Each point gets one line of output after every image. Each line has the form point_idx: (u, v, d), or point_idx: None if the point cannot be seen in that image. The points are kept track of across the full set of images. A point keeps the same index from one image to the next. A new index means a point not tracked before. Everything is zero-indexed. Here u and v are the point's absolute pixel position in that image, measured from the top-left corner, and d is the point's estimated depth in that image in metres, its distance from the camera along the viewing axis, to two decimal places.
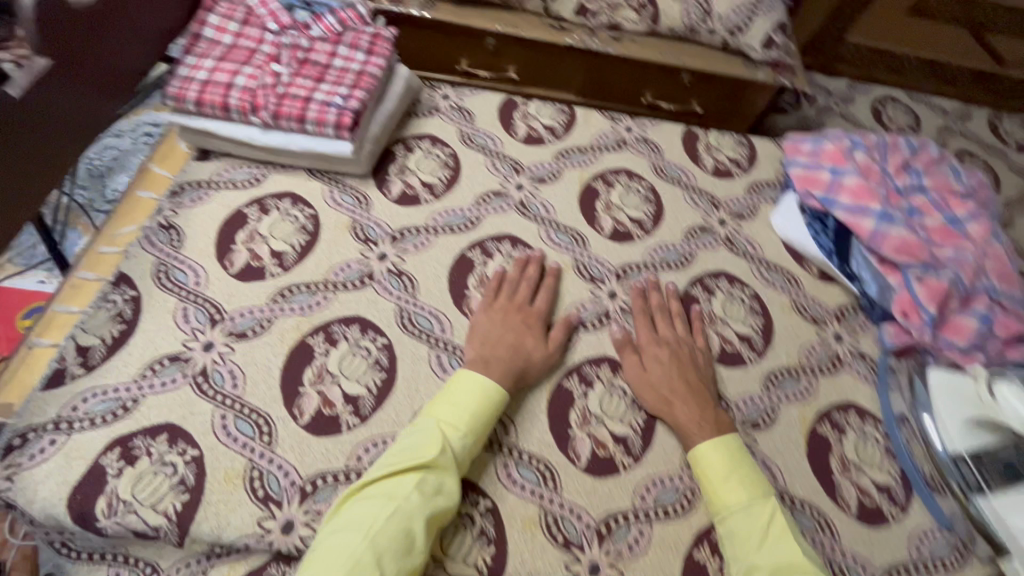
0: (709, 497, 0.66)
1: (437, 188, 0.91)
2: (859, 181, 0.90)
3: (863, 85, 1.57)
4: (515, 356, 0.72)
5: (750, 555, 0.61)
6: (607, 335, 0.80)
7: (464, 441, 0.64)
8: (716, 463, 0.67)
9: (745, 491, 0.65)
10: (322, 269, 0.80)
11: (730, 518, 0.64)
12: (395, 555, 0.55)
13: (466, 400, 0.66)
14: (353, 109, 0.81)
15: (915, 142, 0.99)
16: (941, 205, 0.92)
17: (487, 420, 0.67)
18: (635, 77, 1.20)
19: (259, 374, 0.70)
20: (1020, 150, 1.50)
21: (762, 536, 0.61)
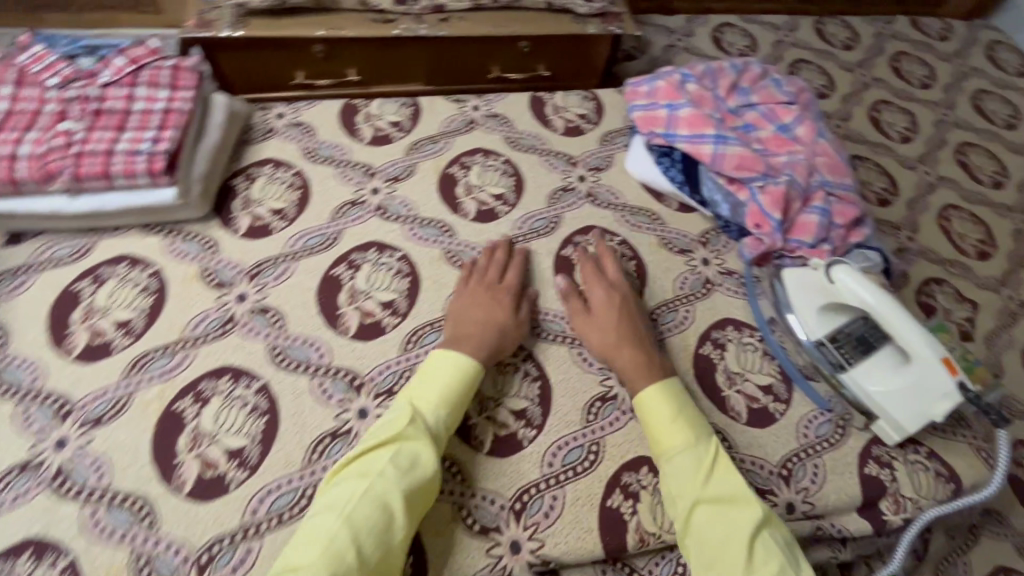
0: (652, 441, 0.68)
1: (288, 213, 0.87)
2: (693, 111, 0.94)
3: (700, 16, 1.65)
4: (483, 327, 0.74)
5: (697, 492, 0.63)
6: (530, 303, 0.81)
7: (439, 416, 0.66)
8: (660, 405, 0.69)
9: (690, 433, 0.67)
10: (177, 327, 0.75)
11: (675, 458, 0.66)
12: (372, 533, 0.58)
13: (445, 379, 0.69)
14: (164, 151, 0.76)
15: (739, 62, 1.04)
16: (771, 117, 0.97)
17: (465, 396, 0.69)
18: (476, 54, 1.19)
19: (128, 456, 0.65)
20: (845, 48, 1.63)
21: (708, 469, 0.65)
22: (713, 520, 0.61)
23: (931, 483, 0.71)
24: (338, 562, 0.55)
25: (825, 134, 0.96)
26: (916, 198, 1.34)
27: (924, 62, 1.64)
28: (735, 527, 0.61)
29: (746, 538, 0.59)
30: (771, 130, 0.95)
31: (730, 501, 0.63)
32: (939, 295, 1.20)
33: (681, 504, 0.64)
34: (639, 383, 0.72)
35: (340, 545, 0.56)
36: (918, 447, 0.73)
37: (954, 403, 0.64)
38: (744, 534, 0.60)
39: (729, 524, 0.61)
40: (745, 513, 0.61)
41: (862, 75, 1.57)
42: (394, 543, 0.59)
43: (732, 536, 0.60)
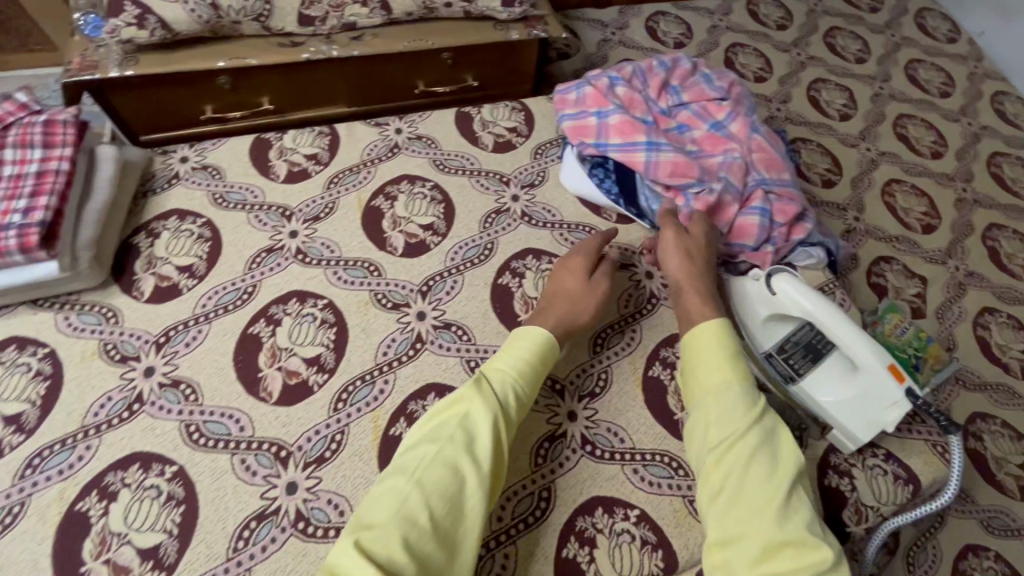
0: (698, 377, 0.66)
1: (198, 269, 0.80)
2: (622, 117, 0.89)
3: (632, 7, 1.60)
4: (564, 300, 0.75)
5: (740, 430, 0.61)
6: (426, 357, 0.75)
7: (514, 388, 0.66)
8: (713, 341, 0.67)
9: (738, 376, 0.64)
10: (76, 415, 0.67)
11: (719, 397, 0.63)
12: (444, 496, 0.58)
13: (521, 352, 0.69)
14: (39, 223, 0.67)
15: (669, 58, 1.00)
16: (704, 115, 0.94)
17: (539, 374, 0.69)
18: (397, 71, 1.12)
19: (26, 572, 0.58)
20: (779, 28, 1.61)
21: (760, 411, 0.62)
22: (752, 460, 0.59)
23: (891, 487, 0.69)
24: (411, 524, 0.55)
25: (760, 128, 0.93)
26: (859, 176, 1.34)
27: (856, 36, 1.64)
28: (778, 470, 0.59)
29: (786, 480, 0.58)
30: (704, 129, 0.92)
31: (775, 446, 0.61)
32: (888, 273, 1.20)
33: (715, 442, 0.61)
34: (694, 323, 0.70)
35: (411, 507, 0.57)
36: (876, 450, 0.71)
37: (905, 410, 0.63)
38: (782, 476, 0.58)
39: (767, 472, 0.58)
40: (790, 459, 0.59)
41: (798, 54, 1.56)
42: (467, 509, 0.59)
43: (770, 483, 0.58)
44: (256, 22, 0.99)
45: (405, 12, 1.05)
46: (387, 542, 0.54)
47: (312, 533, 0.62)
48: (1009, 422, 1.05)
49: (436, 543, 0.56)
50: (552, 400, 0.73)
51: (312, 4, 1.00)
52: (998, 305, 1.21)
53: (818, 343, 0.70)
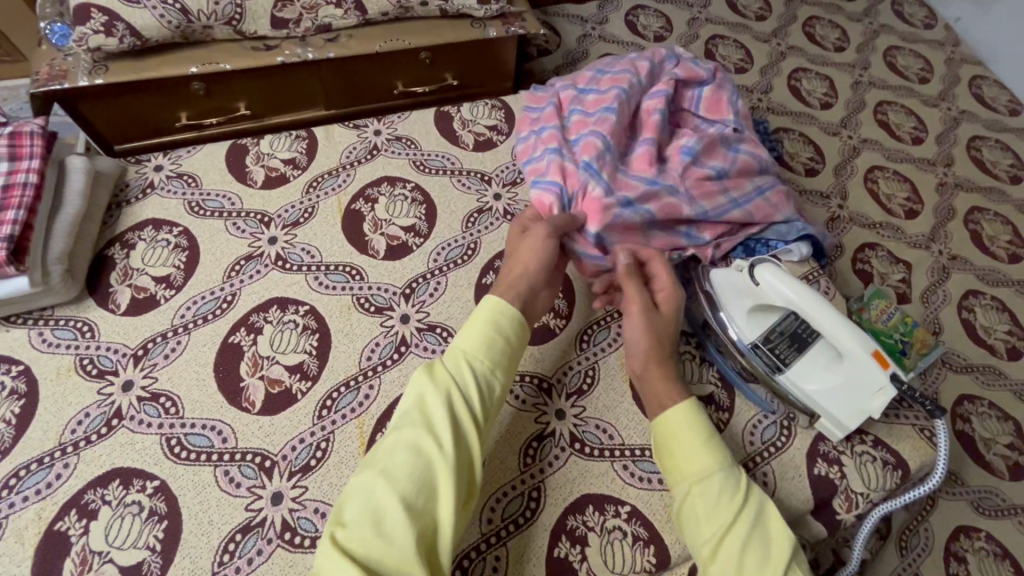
0: (674, 466, 0.63)
1: (176, 279, 0.78)
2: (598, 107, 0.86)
3: (612, 1, 1.60)
4: (521, 263, 0.73)
5: (729, 520, 0.58)
6: (411, 361, 0.74)
7: (478, 364, 0.64)
8: (685, 427, 0.63)
9: (716, 459, 0.61)
10: (53, 433, 0.66)
11: (705, 482, 0.60)
12: (413, 484, 0.56)
13: (483, 325, 0.67)
14: (7, 237, 0.66)
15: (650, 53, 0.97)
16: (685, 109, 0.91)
17: (504, 348, 0.66)
18: (375, 72, 1.11)
19: None
20: (758, 18, 1.62)
21: (747, 494, 0.60)
22: (748, 548, 0.57)
23: (880, 473, 0.69)
24: (382, 519, 0.54)
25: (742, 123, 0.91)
26: (841, 163, 1.35)
27: (836, 25, 1.64)
28: (773, 554, 0.57)
29: (782, 564, 0.56)
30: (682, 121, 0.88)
31: (768, 527, 0.59)
32: (874, 259, 1.20)
33: (707, 531, 0.58)
34: (665, 405, 0.66)
35: (380, 501, 0.55)
36: (864, 437, 0.71)
37: (890, 396, 0.62)
38: (779, 563, 0.56)
39: (760, 557, 0.56)
40: (784, 540, 0.57)
41: (778, 44, 1.56)
42: (439, 493, 0.57)
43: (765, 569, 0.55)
44: (229, 26, 0.98)
45: (381, 11, 1.04)
46: (363, 538, 0.53)
47: (298, 544, 0.61)
48: (996, 403, 1.06)
49: (415, 531, 0.54)
50: (539, 398, 0.73)
51: (284, 6, 0.98)
52: (982, 287, 1.22)
53: (801, 332, 0.70)
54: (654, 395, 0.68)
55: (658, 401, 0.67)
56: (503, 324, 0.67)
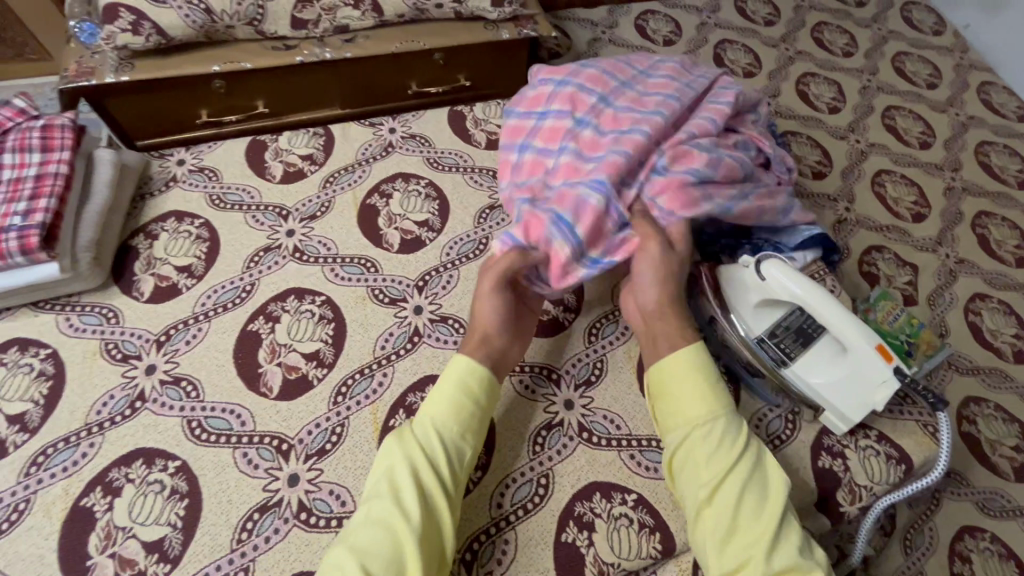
0: (674, 411, 0.67)
1: (197, 269, 0.81)
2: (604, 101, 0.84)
3: (622, 6, 1.62)
4: (482, 322, 0.71)
5: (725, 467, 0.61)
6: (424, 351, 0.76)
7: (449, 429, 0.64)
8: (688, 373, 0.67)
9: (713, 407, 0.65)
10: (79, 413, 0.68)
11: (706, 428, 0.64)
12: (382, 558, 0.56)
13: (451, 389, 0.66)
14: (39, 225, 0.68)
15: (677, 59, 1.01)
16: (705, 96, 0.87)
17: (475, 411, 0.66)
18: (390, 72, 1.14)
19: (32, 566, 0.59)
20: (767, 24, 1.63)
21: (745, 439, 0.64)
22: (746, 492, 0.61)
23: (883, 467, 0.70)
24: None
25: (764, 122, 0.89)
26: (849, 167, 1.36)
27: (844, 31, 1.66)
28: (770, 498, 0.61)
29: (779, 508, 0.60)
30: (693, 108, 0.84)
31: (766, 473, 0.63)
32: (880, 262, 1.21)
33: (707, 474, 0.62)
34: (670, 347, 0.69)
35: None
36: (868, 431, 0.73)
37: (893, 389, 0.63)
38: (773, 509, 0.60)
39: (755, 506, 0.60)
40: (779, 486, 0.62)
41: (786, 49, 1.58)
42: (408, 572, 0.56)
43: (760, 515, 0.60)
44: (250, 25, 1.01)
45: (397, 13, 1.06)
46: None
47: (314, 524, 0.63)
48: (1002, 405, 1.06)
49: None
50: (548, 389, 0.74)
51: (304, 7, 1.01)
52: (989, 291, 1.22)
53: (807, 327, 0.72)
54: (660, 338, 0.71)
55: (659, 348, 0.70)
56: (472, 383, 0.66)
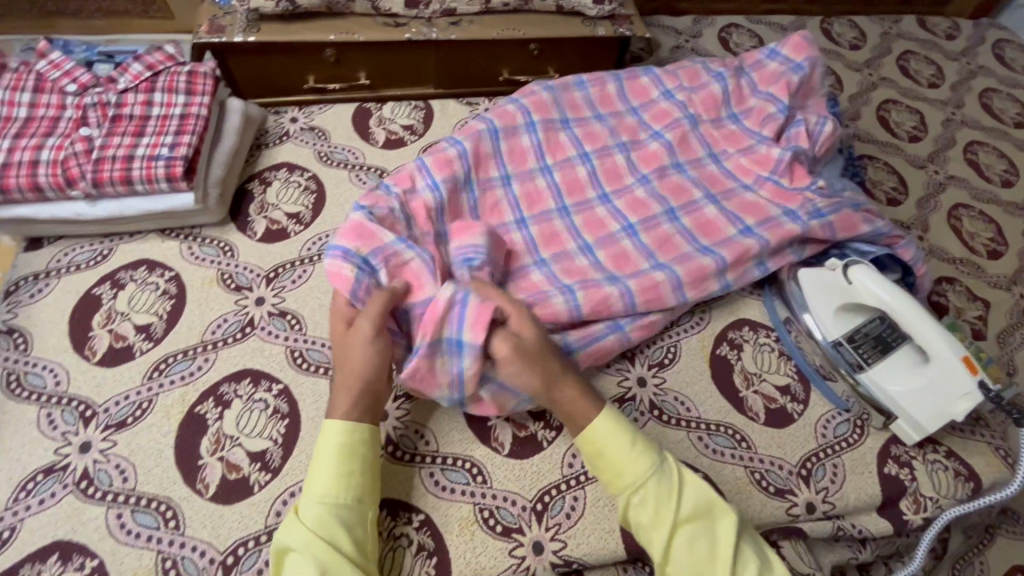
0: (609, 474, 0.64)
1: (304, 217, 0.87)
2: (588, 129, 0.93)
3: (707, 18, 1.64)
4: (357, 374, 0.64)
5: (673, 520, 0.60)
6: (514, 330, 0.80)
7: (336, 509, 0.59)
8: (610, 437, 0.64)
9: (644, 465, 0.62)
10: (196, 331, 0.75)
11: (638, 493, 0.61)
12: None
13: (329, 461, 0.60)
14: (183, 157, 0.76)
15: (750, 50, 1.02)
16: (698, 150, 0.92)
17: (358, 473, 0.61)
18: (486, 58, 1.19)
19: (151, 459, 0.66)
20: (852, 47, 1.63)
21: (677, 492, 0.61)
22: (697, 542, 0.60)
23: (951, 482, 0.71)
24: None
25: (826, 213, 0.82)
26: (925, 197, 1.34)
27: (930, 62, 1.64)
28: (719, 540, 0.60)
29: (730, 544, 0.59)
30: (667, 162, 0.90)
31: (704, 515, 0.61)
32: (951, 293, 1.19)
33: (658, 535, 0.61)
34: (584, 416, 0.65)
35: None
36: (937, 446, 0.73)
37: (975, 402, 0.65)
38: (727, 550, 0.59)
39: (706, 546, 0.60)
40: (726, 527, 0.60)
41: (870, 75, 1.57)
42: None
43: (715, 549, 0.60)
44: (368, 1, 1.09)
45: (502, 2, 1.14)
46: None
47: (401, 457, 0.68)
48: None
49: None
50: (622, 365, 0.77)
51: None
52: None
53: (887, 335, 0.73)
54: (568, 405, 0.66)
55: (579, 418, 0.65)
56: (354, 449, 0.62)
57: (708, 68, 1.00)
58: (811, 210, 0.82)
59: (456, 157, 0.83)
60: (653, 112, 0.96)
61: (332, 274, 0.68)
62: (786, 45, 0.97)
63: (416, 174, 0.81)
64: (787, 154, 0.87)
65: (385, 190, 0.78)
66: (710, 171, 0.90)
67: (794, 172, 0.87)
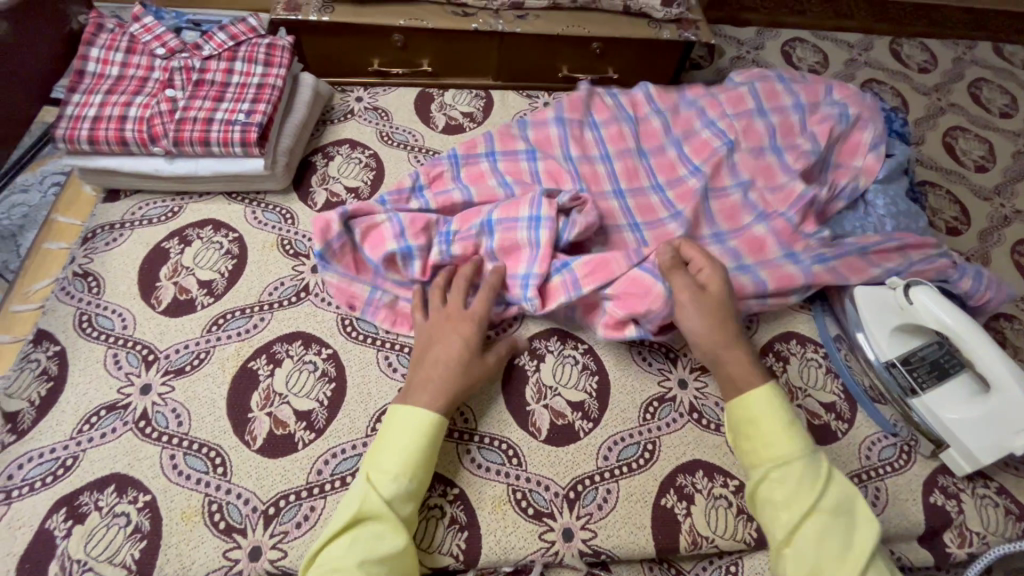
0: (759, 444, 0.63)
1: (363, 192, 0.89)
2: (622, 140, 0.91)
3: (771, 31, 1.62)
4: (442, 364, 0.67)
5: (812, 503, 0.58)
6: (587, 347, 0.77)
7: (403, 483, 0.59)
8: (771, 409, 0.64)
9: (802, 443, 0.62)
10: (254, 291, 0.78)
11: (783, 470, 0.61)
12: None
13: (411, 443, 0.61)
14: (258, 124, 0.80)
15: (797, 78, 0.98)
16: (727, 177, 0.87)
17: (428, 462, 0.62)
18: (548, 53, 1.20)
19: (205, 407, 0.68)
20: (921, 71, 1.52)
21: (824, 483, 0.59)
22: (828, 535, 0.57)
23: (1001, 520, 0.69)
24: None
25: (843, 269, 0.78)
26: (989, 229, 1.18)
27: (1004, 91, 1.52)
28: (854, 540, 0.57)
29: (865, 547, 0.57)
30: (695, 182, 0.85)
31: (840, 513, 0.59)
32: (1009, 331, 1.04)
33: (786, 516, 0.59)
34: (742, 386, 0.66)
35: None
36: (988, 482, 0.71)
37: None
38: (861, 550, 0.56)
39: (839, 541, 0.57)
40: (867, 526, 0.58)
41: (938, 99, 1.44)
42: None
43: (850, 544, 0.57)
44: None
45: None
46: None
47: None
48: None
49: None
50: (664, 365, 0.77)
51: None
52: None
53: (944, 361, 0.72)
54: (730, 375, 0.67)
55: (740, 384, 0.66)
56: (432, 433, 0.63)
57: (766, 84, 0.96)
58: (815, 256, 0.78)
59: (486, 169, 0.86)
60: (688, 136, 0.92)
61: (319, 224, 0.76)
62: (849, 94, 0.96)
63: (448, 175, 0.87)
64: (808, 193, 0.82)
65: (413, 190, 0.84)
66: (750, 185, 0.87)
67: (807, 214, 0.82)
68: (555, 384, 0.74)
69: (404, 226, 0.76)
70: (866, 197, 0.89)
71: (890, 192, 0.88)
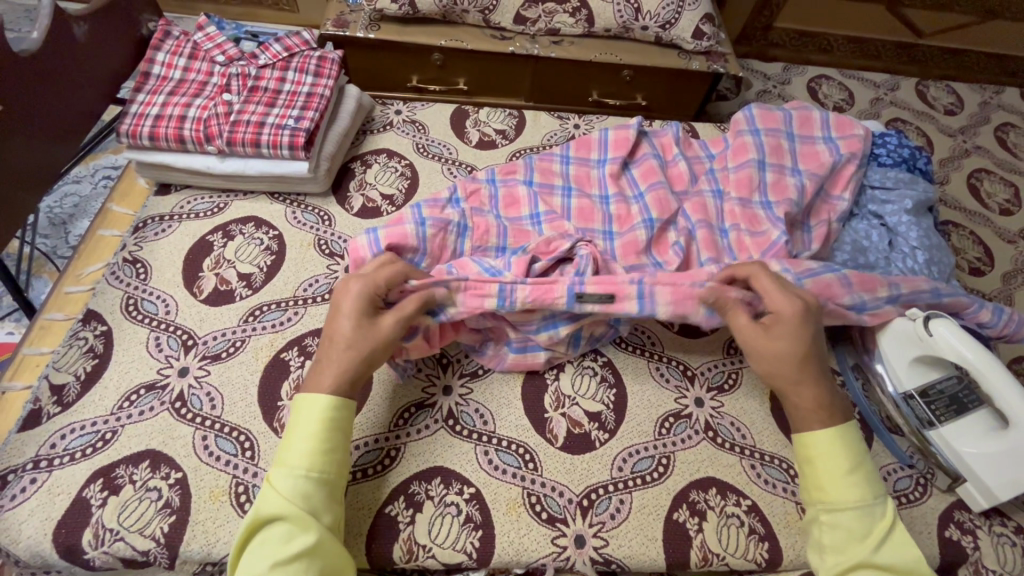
0: (814, 484, 0.63)
1: (397, 199, 0.93)
2: (647, 167, 0.91)
3: (798, 67, 1.66)
4: (337, 343, 0.64)
5: (863, 554, 0.58)
6: (608, 363, 0.79)
7: (309, 473, 0.58)
8: (836, 450, 0.62)
9: (860, 493, 0.60)
10: (290, 286, 0.81)
11: (836, 514, 0.60)
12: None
13: (307, 434, 0.60)
14: (305, 129, 0.85)
15: (806, 136, 0.99)
16: (718, 215, 0.88)
17: (332, 447, 0.61)
18: (579, 78, 1.26)
19: (238, 392, 0.71)
20: (948, 112, 1.54)
21: (879, 538, 0.58)
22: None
23: (1017, 558, 0.68)
24: None
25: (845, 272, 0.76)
26: (1013, 270, 1.18)
27: None
28: None
29: None
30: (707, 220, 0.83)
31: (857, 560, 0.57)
32: None
33: (831, 561, 0.59)
34: (810, 419, 0.64)
35: None
36: (1006, 520, 0.71)
37: None
38: None
39: None
40: None
41: (964, 141, 1.45)
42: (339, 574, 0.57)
43: None
44: (480, 14, 1.17)
45: (606, 27, 1.19)
46: None
47: (459, 432, 0.71)
48: None
49: None
50: (681, 383, 0.78)
51: (530, 7, 1.16)
52: None
53: (964, 396, 0.71)
54: (798, 405, 0.65)
55: (803, 418, 0.65)
56: (337, 415, 0.62)
57: (784, 129, 0.98)
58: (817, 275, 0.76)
59: (520, 193, 0.88)
60: (696, 174, 0.94)
61: (353, 250, 0.77)
62: (845, 138, 0.98)
63: (485, 194, 0.87)
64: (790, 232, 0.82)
65: (449, 200, 0.84)
66: (756, 217, 0.86)
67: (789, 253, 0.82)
68: (573, 393, 0.76)
69: (426, 242, 0.78)
70: (895, 230, 0.90)
71: (922, 225, 0.90)
